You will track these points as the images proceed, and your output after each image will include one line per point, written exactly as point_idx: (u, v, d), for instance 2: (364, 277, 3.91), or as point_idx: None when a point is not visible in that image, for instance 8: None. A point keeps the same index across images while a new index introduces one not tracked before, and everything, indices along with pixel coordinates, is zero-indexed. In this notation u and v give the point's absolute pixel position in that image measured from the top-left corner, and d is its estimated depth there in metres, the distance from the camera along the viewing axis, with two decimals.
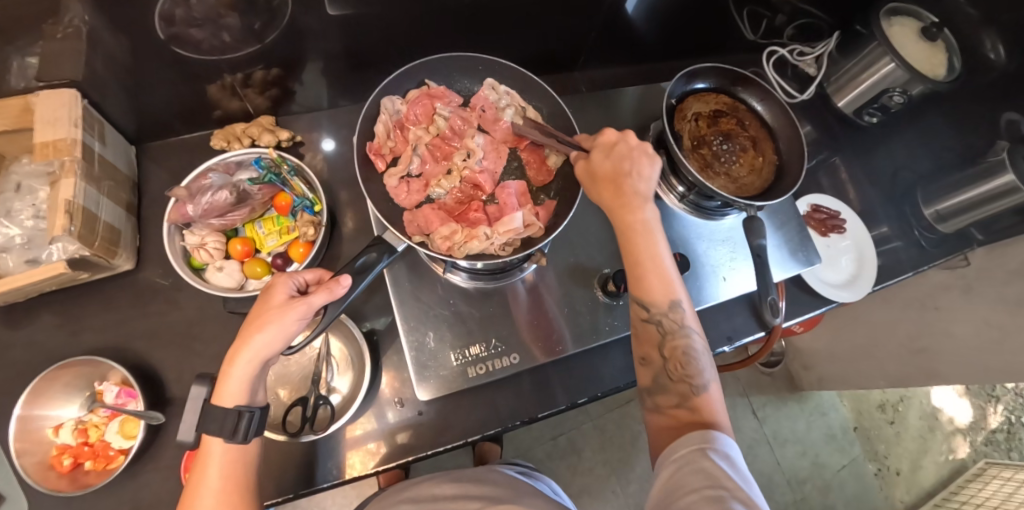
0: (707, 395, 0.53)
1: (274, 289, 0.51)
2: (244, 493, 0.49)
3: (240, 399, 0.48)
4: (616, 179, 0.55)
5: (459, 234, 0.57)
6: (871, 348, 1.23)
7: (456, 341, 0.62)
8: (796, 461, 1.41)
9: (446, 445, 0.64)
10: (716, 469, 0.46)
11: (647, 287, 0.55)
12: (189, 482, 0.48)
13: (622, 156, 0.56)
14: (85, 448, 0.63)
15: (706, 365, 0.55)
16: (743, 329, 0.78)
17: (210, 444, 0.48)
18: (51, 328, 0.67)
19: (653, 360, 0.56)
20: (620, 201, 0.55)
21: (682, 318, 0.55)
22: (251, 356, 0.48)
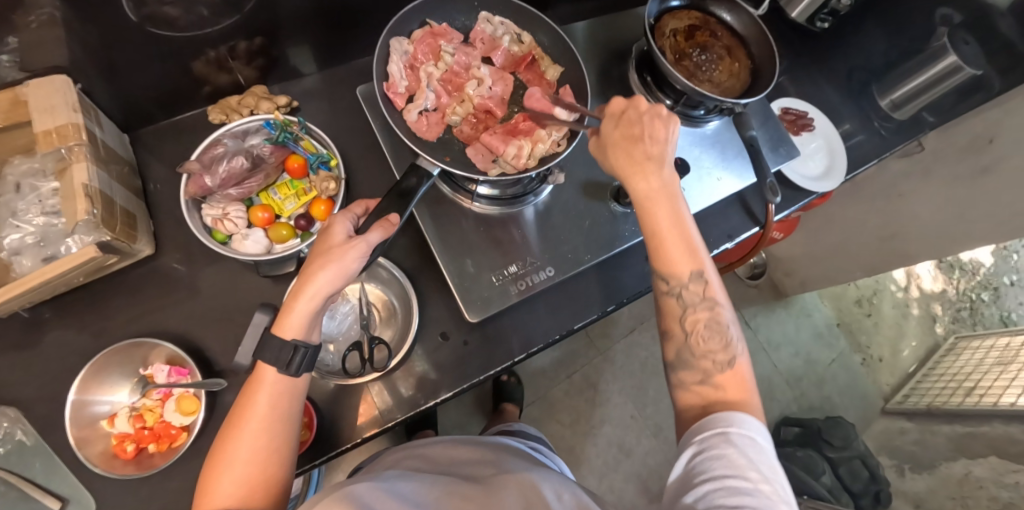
0: (733, 368, 0.54)
1: (338, 222, 0.53)
2: (284, 423, 0.49)
3: (298, 332, 0.50)
4: (626, 152, 0.57)
5: (525, 146, 0.60)
6: (845, 243, 1.33)
7: (492, 265, 0.65)
8: (791, 361, 1.53)
9: (496, 368, 0.68)
10: (736, 456, 0.45)
11: (666, 260, 0.56)
12: (237, 408, 0.49)
13: (633, 125, 0.57)
14: (144, 433, 0.62)
15: (734, 338, 0.56)
16: (740, 227, 0.86)
17: (262, 369, 0.49)
18: (81, 322, 0.67)
19: (676, 333, 0.58)
20: (633, 168, 0.56)
21: (705, 292, 0.56)
22: (313, 292, 0.49)
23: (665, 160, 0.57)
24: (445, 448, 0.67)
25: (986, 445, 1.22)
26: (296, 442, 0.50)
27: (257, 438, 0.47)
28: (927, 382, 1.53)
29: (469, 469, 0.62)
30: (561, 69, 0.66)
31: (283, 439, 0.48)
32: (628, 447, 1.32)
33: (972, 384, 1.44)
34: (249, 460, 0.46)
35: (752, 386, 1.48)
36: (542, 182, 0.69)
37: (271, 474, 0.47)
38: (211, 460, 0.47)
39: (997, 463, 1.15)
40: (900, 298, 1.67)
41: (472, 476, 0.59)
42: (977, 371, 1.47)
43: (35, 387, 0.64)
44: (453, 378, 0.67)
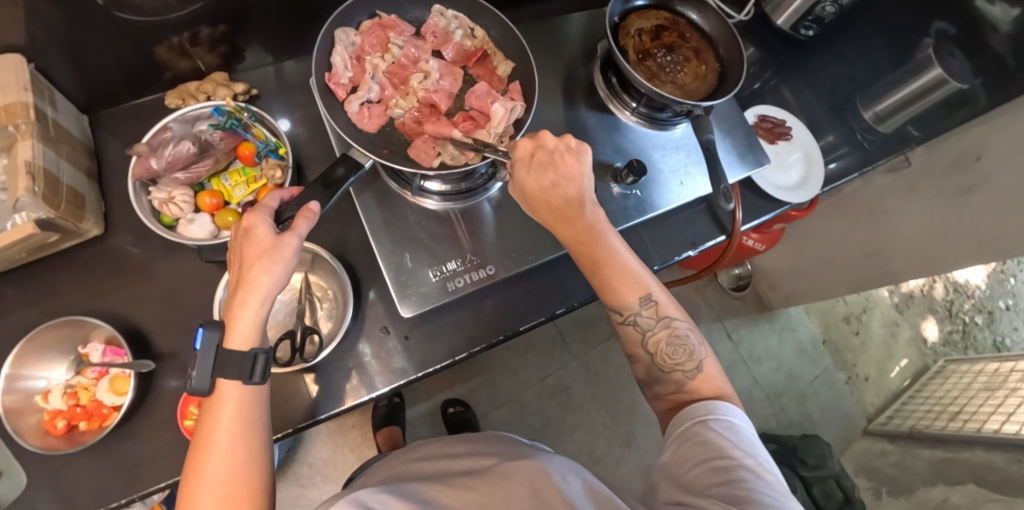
0: (704, 372, 0.57)
1: (252, 214, 0.53)
2: (260, 433, 0.49)
3: (250, 343, 0.50)
4: (546, 199, 0.57)
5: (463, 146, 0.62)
6: (830, 257, 1.30)
7: (432, 260, 0.65)
8: (773, 375, 1.50)
9: (435, 366, 0.68)
10: (719, 438, 0.50)
11: (613, 293, 0.58)
12: (197, 433, 0.48)
13: (546, 168, 0.56)
14: (77, 411, 0.63)
15: (698, 342, 0.59)
16: (705, 235, 0.84)
17: (223, 388, 0.49)
18: (26, 299, 0.67)
19: (641, 356, 0.60)
20: (556, 216, 0.58)
21: (658, 311, 0.58)
22: (259, 298, 0.50)
23: (583, 198, 0.58)
24: (445, 444, 0.71)
25: (966, 472, 1.17)
26: (268, 446, 0.51)
27: (232, 455, 0.47)
28: (913, 405, 1.49)
29: (470, 462, 0.62)
30: (512, 65, 0.67)
31: (263, 442, 0.49)
32: (597, 455, 1.30)
33: (958, 409, 1.40)
34: (226, 480, 0.46)
35: None
36: (492, 179, 0.68)
37: (254, 483, 0.47)
38: (184, 489, 0.46)
39: (974, 491, 1.11)
40: (890, 317, 1.63)
41: (473, 466, 0.61)
42: (964, 397, 1.43)
43: None
44: (390, 373, 0.66)
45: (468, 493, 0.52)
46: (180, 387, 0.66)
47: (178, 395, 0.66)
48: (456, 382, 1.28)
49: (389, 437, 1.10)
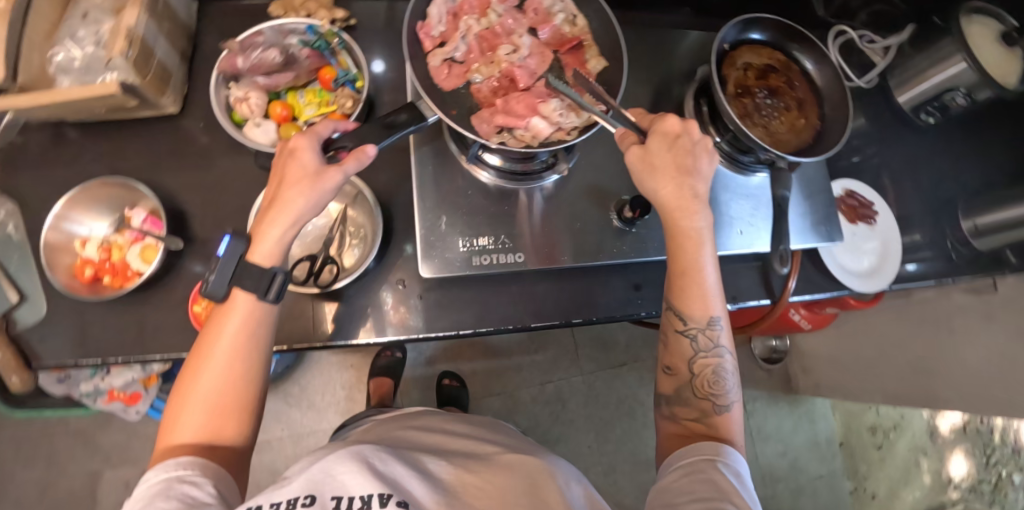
0: (728, 415, 0.56)
1: (296, 137, 0.53)
2: (257, 347, 0.50)
3: (270, 259, 0.51)
4: (676, 183, 0.55)
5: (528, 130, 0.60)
6: (878, 360, 1.14)
7: (466, 230, 0.64)
8: (774, 459, 1.32)
9: (437, 333, 0.67)
10: (724, 481, 0.47)
11: (692, 299, 0.56)
12: (202, 334, 0.50)
13: (687, 156, 0.55)
14: (105, 266, 0.66)
15: (732, 387, 0.57)
16: (749, 293, 0.80)
17: (235, 298, 0.50)
18: (98, 152, 0.72)
19: (681, 371, 0.57)
20: (679, 203, 0.55)
21: (717, 337, 0.56)
22: (289, 221, 0.51)
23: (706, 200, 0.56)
24: (447, 420, 0.74)
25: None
26: (268, 364, 0.51)
27: (228, 365, 0.48)
28: None
29: (472, 443, 0.65)
30: (605, 64, 0.65)
31: (259, 358, 0.50)
32: None
33: None
34: (217, 388, 0.48)
35: None
36: (550, 168, 0.67)
37: (242, 400, 0.49)
38: (179, 384, 0.48)
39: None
40: None
41: (473, 450, 0.62)
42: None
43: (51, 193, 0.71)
44: (391, 326, 0.66)
45: (465, 476, 0.52)
46: (200, 274, 0.68)
47: (194, 281, 0.68)
48: (459, 357, 1.27)
49: (382, 390, 1.10)
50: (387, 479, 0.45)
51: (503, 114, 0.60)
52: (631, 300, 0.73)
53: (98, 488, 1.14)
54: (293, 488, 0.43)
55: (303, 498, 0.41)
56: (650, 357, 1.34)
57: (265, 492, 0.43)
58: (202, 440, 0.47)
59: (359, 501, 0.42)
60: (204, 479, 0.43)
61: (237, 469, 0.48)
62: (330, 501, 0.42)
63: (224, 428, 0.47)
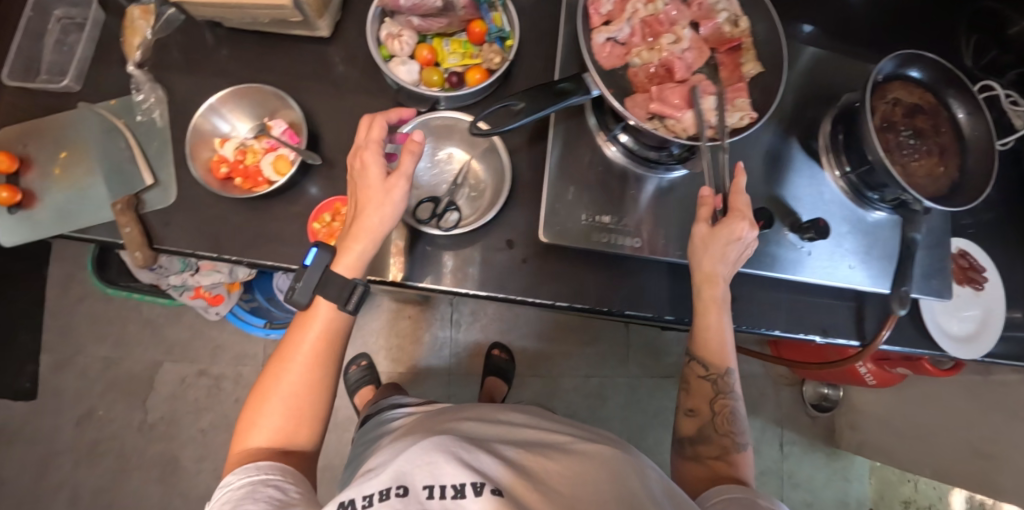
0: (744, 455, 0.63)
1: (368, 155, 0.57)
2: (332, 353, 0.57)
3: (352, 270, 0.57)
4: (715, 272, 0.62)
5: (679, 122, 0.60)
6: (934, 435, 1.07)
7: (590, 204, 0.64)
8: (799, 509, 1.29)
9: (535, 298, 0.67)
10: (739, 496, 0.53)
11: (712, 356, 0.65)
12: (281, 344, 0.56)
13: (731, 247, 0.61)
14: (237, 168, 0.69)
15: (745, 429, 0.66)
16: (839, 329, 0.79)
17: (318, 305, 0.56)
18: (250, 61, 0.75)
19: (702, 412, 0.66)
20: (709, 280, 0.62)
21: (730, 383, 0.66)
22: (367, 230, 0.55)
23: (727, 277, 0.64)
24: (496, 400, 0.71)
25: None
26: (338, 366, 0.59)
27: (305, 370, 0.55)
28: None
29: (537, 433, 0.56)
30: (762, 69, 0.64)
31: (333, 363, 0.57)
32: None
33: None
34: (294, 392, 0.54)
35: None
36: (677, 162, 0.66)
37: (317, 403, 0.56)
38: (259, 389, 0.55)
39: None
40: None
41: (545, 440, 0.53)
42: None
43: (201, 90, 0.75)
44: (492, 283, 0.67)
45: (537, 462, 0.48)
46: (319, 194, 0.70)
47: (313, 200, 0.70)
48: (512, 331, 1.31)
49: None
50: (470, 465, 0.43)
51: (660, 102, 0.60)
52: None
53: (156, 375, 1.25)
54: (381, 478, 0.42)
55: (396, 489, 0.40)
56: None
57: (355, 485, 0.42)
58: (280, 437, 0.53)
59: (451, 490, 0.41)
60: (284, 479, 0.48)
61: (308, 463, 0.55)
62: (423, 490, 0.41)
63: (297, 430, 0.54)
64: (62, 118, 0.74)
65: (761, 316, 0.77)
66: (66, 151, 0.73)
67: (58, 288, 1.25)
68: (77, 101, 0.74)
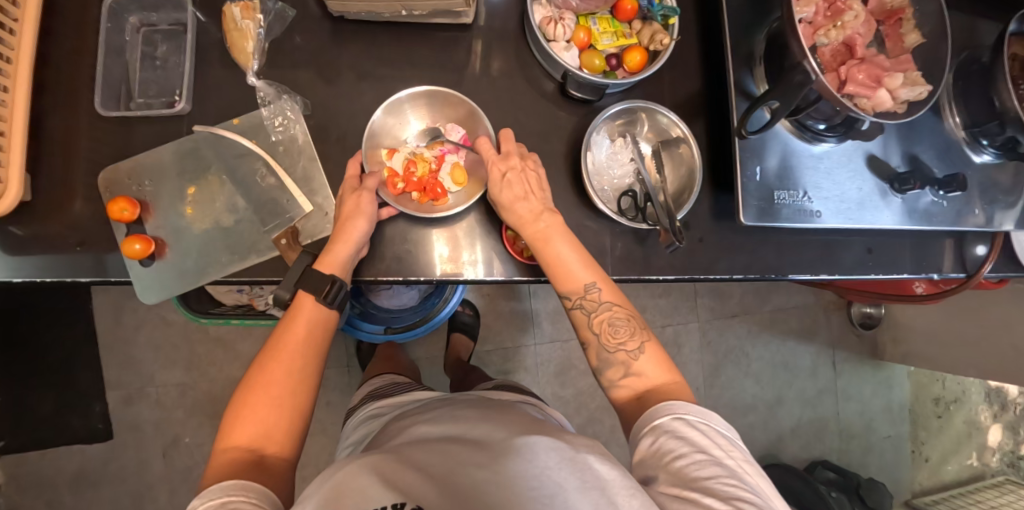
0: (644, 357, 0.59)
1: (347, 176, 0.63)
2: (308, 350, 0.58)
3: (334, 270, 0.60)
4: (522, 197, 0.61)
5: (870, 101, 0.64)
6: (977, 340, 1.23)
7: (776, 182, 0.70)
8: (854, 417, 1.47)
9: (715, 275, 0.74)
10: (695, 435, 0.50)
11: (565, 283, 0.61)
12: (265, 348, 0.57)
13: (513, 182, 0.62)
14: (412, 180, 0.66)
15: (635, 328, 0.60)
16: (950, 266, 0.86)
17: (302, 301, 0.59)
18: (385, 59, 0.70)
19: (591, 341, 0.61)
20: (539, 232, 0.61)
21: (599, 298, 0.60)
22: (348, 236, 0.59)
23: (545, 205, 0.62)
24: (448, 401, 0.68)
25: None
26: (319, 369, 0.59)
27: (285, 366, 0.56)
28: (958, 502, 1.40)
29: (460, 419, 0.58)
30: (924, 39, 0.67)
31: (309, 362, 0.57)
32: None
33: None
34: (274, 387, 0.54)
35: (806, 419, 1.45)
36: (838, 134, 0.72)
37: (298, 403, 0.55)
38: (240, 393, 0.54)
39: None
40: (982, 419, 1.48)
41: (472, 438, 0.52)
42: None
43: (336, 95, 0.68)
44: (679, 266, 0.73)
45: (459, 467, 0.46)
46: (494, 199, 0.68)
47: (488, 207, 0.68)
48: None
49: (457, 349, 1.25)
50: (400, 487, 0.42)
51: (856, 83, 0.63)
52: (863, 262, 0.82)
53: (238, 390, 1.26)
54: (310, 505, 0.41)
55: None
56: (758, 311, 1.45)
57: None
58: (256, 439, 0.52)
59: None
60: (246, 496, 0.45)
61: (284, 472, 0.52)
62: None
63: (275, 430, 0.53)
64: (180, 147, 0.66)
65: (894, 263, 0.83)
66: (194, 186, 0.66)
67: (111, 320, 1.22)
68: (195, 126, 0.65)
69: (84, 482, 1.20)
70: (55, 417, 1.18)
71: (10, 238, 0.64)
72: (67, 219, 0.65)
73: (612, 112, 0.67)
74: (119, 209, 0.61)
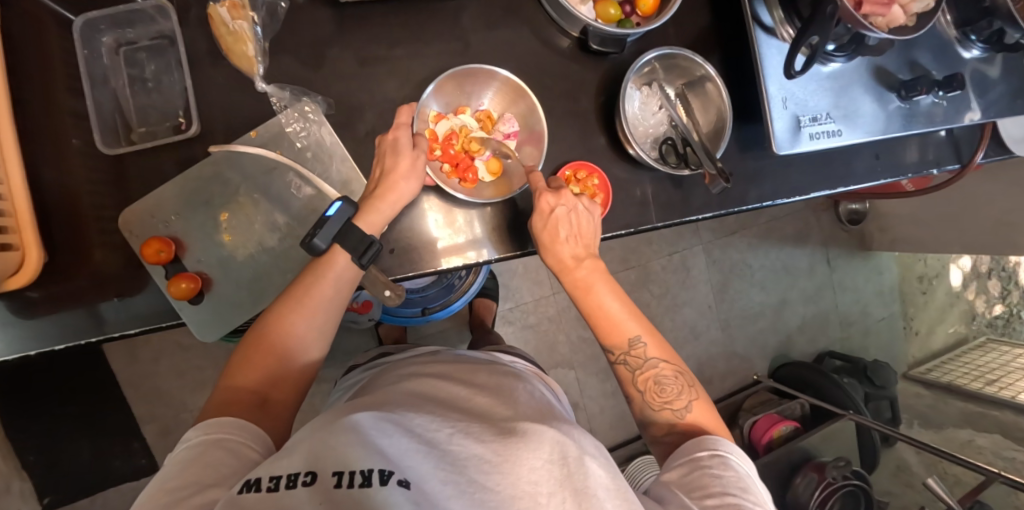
0: (691, 416, 0.58)
1: (398, 128, 0.59)
2: (331, 302, 0.58)
3: (372, 228, 0.59)
4: (557, 253, 0.61)
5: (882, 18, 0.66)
6: (958, 218, 1.33)
7: (798, 110, 0.72)
8: (850, 306, 1.60)
9: (747, 205, 0.77)
10: (733, 478, 0.49)
11: (610, 335, 0.61)
12: (288, 289, 0.57)
13: (561, 221, 0.60)
14: (449, 152, 0.66)
15: (681, 386, 0.60)
16: (946, 160, 0.92)
17: (335, 255, 0.57)
18: (394, 42, 0.66)
19: (634, 395, 0.61)
20: (579, 287, 0.61)
21: (644, 353, 0.60)
22: (397, 199, 0.59)
23: (587, 251, 0.62)
24: (452, 358, 0.65)
25: (994, 423, 1.34)
26: (336, 319, 0.60)
27: (302, 318, 0.56)
28: (947, 365, 1.57)
29: (462, 390, 0.53)
30: None
31: (322, 317, 0.57)
32: (697, 332, 1.46)
33: (993, 377, 1.44)
34: (280, 337, 0.55)
35: (809, 315, 1.56)
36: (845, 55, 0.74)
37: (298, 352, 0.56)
38: (251, 333, 0.55)
39: (1000, 441, 1.30)
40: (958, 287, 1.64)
41: (475, 413, 0.48)
42: (1002, 368, 1.45)
43: (353, 90, 0.65)
44: (716, 204, 0.75)
45: (460, 436, 0.41)
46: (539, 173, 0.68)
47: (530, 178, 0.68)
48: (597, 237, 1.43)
49: (482, 313, 1.26)
50: (390, 445, 0.38)
51: (872, 2, 0.64)
52: (874, 168, 0.86)
53: None
54: (294, 459, 0.37)
55: (303, 476, 0.35)
56: (756, 224, 1.51)
57: (269, 463, 0.38)
58: (263, 385, 0.53)
59: (358, 477, 0.35)
60: (239, 442, 0.46)
61: (282, 420, 0.53)
62: (331, 477, 0.35)
63: (278, 373, 0.54)
64: (199, 174, 0.62)
65: (899, 164, 0.88)
66: (226, 212, 0.63)
67: (126, 355, 1.18)
68: (210, 147, 0.62)
69: None
70: (94, 462, 1.16)
71: (37, 307, 0.59)
72: (92, 272, 0.61)
73: (649, 59, 0.67)
74: (156, 251, 0.58)
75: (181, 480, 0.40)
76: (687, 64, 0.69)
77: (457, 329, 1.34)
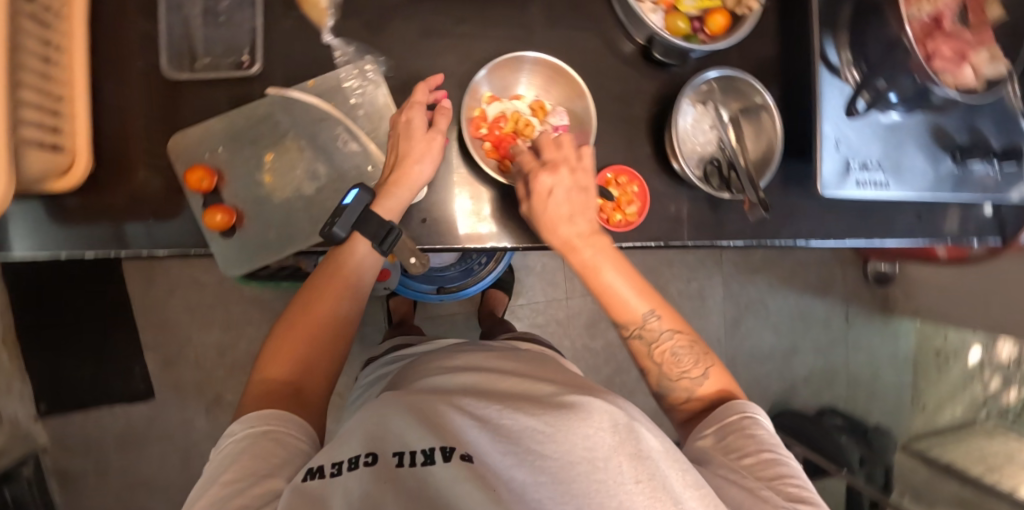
0: (708, 383, 0.57)
1: (414, 112, 0.60)
2: (354, 294, 0.58)
3: (392, 213, 0.59)
4: (561, 218, 0.57)
5: (950, 74, 0.65)
6: (987, 296, 1.30)
7: (849, 154, 0.71)
8: (861, 366, 1.57)
9: (782, 240, 0.76)
10: (766, 435, 0.50)
11: (621, 312, 0.57)
12: (310, 281, 0.58)
13: (558, 195, 0.57)
14: (494, 133, 0.66)
15: (697, 356, 0.57)
16: (989, 234, 0.89)
17: (356, 242, 0.59)
18: (464, 17, 0.67)
19: (650, 368, 0.58)
20: (587, 261, 0.57)
21: (657, 326, 0.57)
22: (411, 182, 0.59)
23: (590, 220, 0.59)
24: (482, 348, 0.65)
25: None
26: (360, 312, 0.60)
27: (327, 307, 0.56)
28: None
29: (501, 373, 0.53)
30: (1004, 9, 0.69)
31: (347, 307, 0.58)
32: None
33: None
34: (307, 326, 0.55)
35: (817, 367, 1.54)
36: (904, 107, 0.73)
37: (326, 344, 0.56)
38: (278, 328, 0.56)
39: None
40: None
41: (517, 391, 0.48)
42: None
43: (415, 57, 0.66)
44: (751, 232, 0.74)
45: (511, 410, 0.41)
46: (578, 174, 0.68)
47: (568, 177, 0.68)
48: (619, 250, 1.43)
49: (492, 303, 1.27)
50: (446, 429, 0.39)
51: (943, 59, 0.65)
52: (913, 228, 0.85)
53: None
54: (354, 445, 0.40)
55: (364, 457, 0.38)
56: (780, 264, 1.50)
57: (328, 451, 0.40)
58: (296, 376, 0.52)
59: (420, 456, 0.37)
60: (282, 433, 0.45)
61: (318, 411, 0.53)
62: (394, 459, 0.37)
63: (310, 362, 0.54)
64: (252, 113, 0.64)
65: (941, 228, 0.86)
66: (271, 153, 0.64)
67: (143, 280, 1.20)
68: (268, 89, 0.63)
69: (129, 440, 1.22)
70: (93, 378, 1.18)
71: (73, 215, 0.61)
72: (133, 189, 0.62)
73: (709, 78, 0.67)
74: (198, 179, 0.59)
75: (234, 472, 0.40)
76: (745, 89, 0.68)
77: (464, 315, 1.35)
